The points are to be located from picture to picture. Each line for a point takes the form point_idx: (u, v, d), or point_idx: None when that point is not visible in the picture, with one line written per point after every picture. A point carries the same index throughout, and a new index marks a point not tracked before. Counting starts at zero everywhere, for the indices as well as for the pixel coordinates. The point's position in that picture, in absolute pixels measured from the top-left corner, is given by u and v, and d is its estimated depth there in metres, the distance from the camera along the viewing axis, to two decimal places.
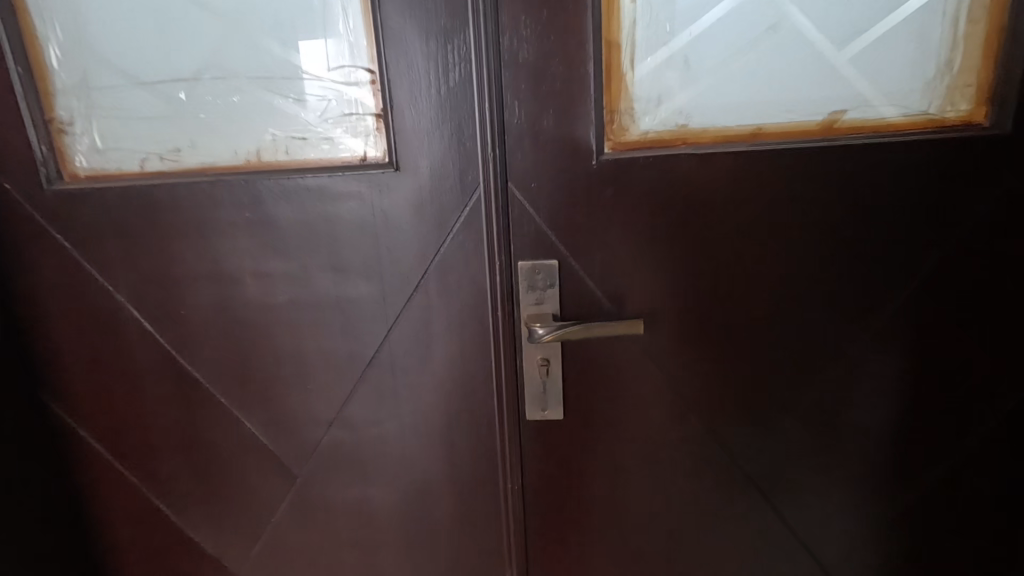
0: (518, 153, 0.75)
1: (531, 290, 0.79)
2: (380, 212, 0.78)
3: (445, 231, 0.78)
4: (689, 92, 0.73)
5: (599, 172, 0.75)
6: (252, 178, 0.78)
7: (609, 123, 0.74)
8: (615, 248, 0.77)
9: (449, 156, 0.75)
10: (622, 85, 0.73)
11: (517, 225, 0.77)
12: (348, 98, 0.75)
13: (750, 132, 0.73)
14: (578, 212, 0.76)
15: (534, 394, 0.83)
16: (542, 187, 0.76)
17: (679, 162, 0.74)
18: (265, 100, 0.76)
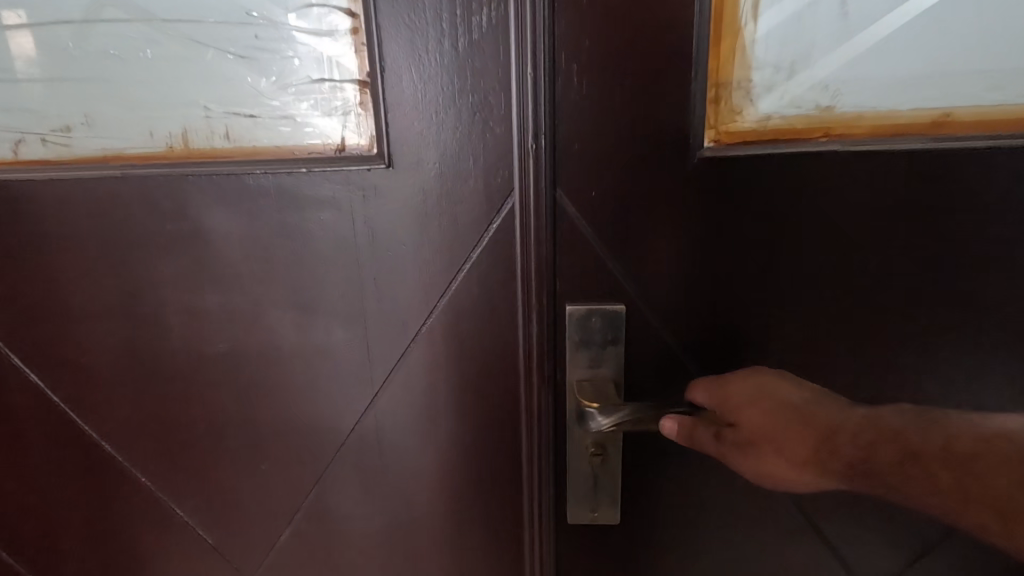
0: (572, 145, 0.49)
1: (584, 346, 0.54)
2: (363, 226, 0.53)
3: (460, 258, 0.53)
4: (843, 56, 0.47)
5: (694, 177, 0.50)
6: (176, 173, 0.53)
7: (711, 104, 0.49)
8: (711, 291, 0.52)
9: (468, 147, 0.50)
10: (737, 44, 0.47)
11: (565, 252, 0.52)
12: (314, 55, 0.49)
13: (936, 119, 0.47)
14: (660, 235, 0.51)
15: (581, 490, 0.58)
16: (607, 197, 0.51)
17: (818, 164, 0.48)
18: (190, 56, 0.51)
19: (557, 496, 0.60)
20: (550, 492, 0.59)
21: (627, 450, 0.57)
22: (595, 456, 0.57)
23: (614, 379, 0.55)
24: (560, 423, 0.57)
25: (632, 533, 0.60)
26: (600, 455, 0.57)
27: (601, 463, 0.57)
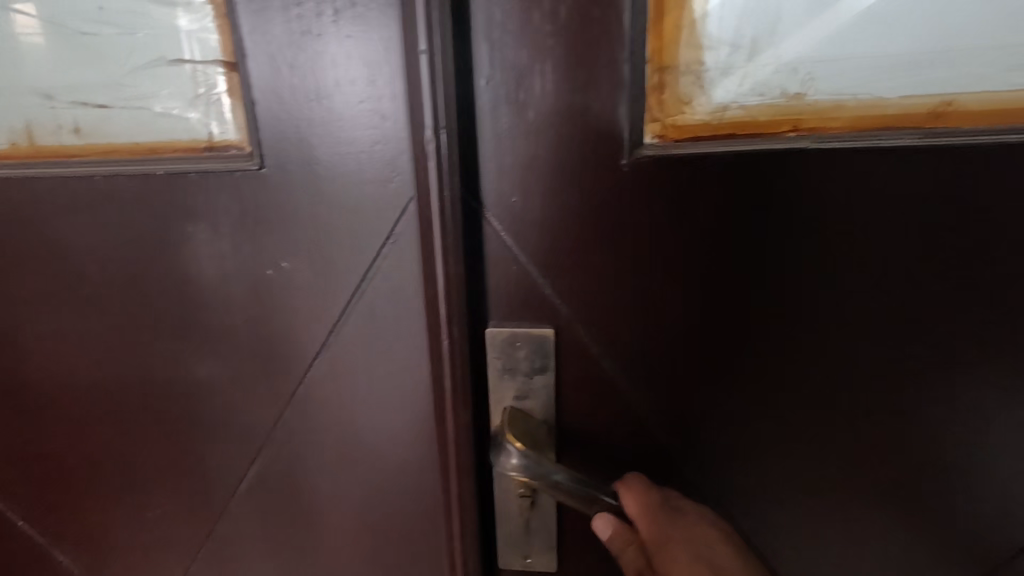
0: (488, 142, 0.41)
1: (507, 375, 0.46)
2: (231, 243, 0.42)
3: (353, 288, 0.42)
4: (815, 31, 0.37)
5: (635, 178, 0.41)
6: (19, 175, 0.44)
7: (655, 91, 0.40)
8: (657, 314, 0.43)
9: (353, 147, 0.38)
10: (685, 17, 0.38)
11: (485, 267, 0.44)
12: (160, 30, 0.39)
13: (926, 113, 0.38)
14: (595, 246, 0.42)
15: (511, 537, 0.50)
16: (532, 204, 0.42)
17: (782, 166, 0.39)
18: (23, 32, 0.42)
19: (489, 554, 0.50)
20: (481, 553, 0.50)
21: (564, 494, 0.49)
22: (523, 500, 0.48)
23: (542, 411, 0.46)
24: (485, 469, 0.48)
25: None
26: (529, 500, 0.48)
27: (530, 508, 0.48)
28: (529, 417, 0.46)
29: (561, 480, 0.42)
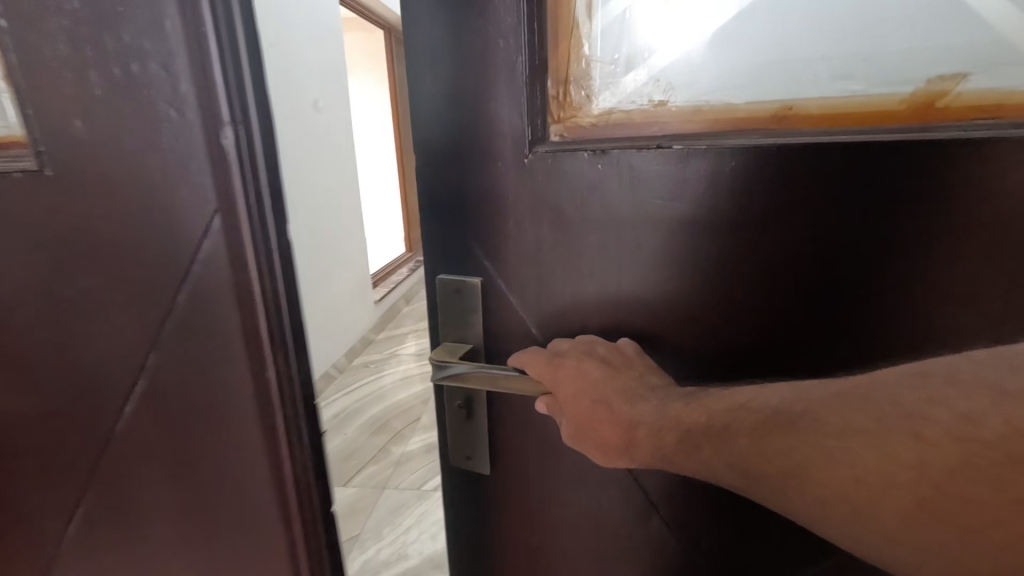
0: (432, 130, 0.50)
1: (452, 309, 0.56)
2: (133, 241, 0.59)
3: (229, 265, 0.60)
4: (675, 48, 0.44)
5: (533, 177, 0.50)
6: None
7: (558, 99, 0.48)
8: (552, 283, 0.52)
9: (212, 169, 0.56)
10: (575, 40, 0.46)
11: (438, 229, 0.54)
12: (63, 92, 0.55)
13: (776, 113, 0.43)
14: (507, 226, 0.52)
15: (455, 444, 0.61)
16: (467, 182, 0.51)
17: (637, 161, 0.46)
18: None
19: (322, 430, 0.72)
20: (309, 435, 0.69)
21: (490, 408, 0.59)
22: (460, 408, 0.59)
23: (477, 337, 0.56)
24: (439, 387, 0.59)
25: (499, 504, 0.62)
26: (466, 409, 0.59)
27: (467, 418, 0.59)
28: (464, 339, 0.57)
29: (481, 371, 0.52)
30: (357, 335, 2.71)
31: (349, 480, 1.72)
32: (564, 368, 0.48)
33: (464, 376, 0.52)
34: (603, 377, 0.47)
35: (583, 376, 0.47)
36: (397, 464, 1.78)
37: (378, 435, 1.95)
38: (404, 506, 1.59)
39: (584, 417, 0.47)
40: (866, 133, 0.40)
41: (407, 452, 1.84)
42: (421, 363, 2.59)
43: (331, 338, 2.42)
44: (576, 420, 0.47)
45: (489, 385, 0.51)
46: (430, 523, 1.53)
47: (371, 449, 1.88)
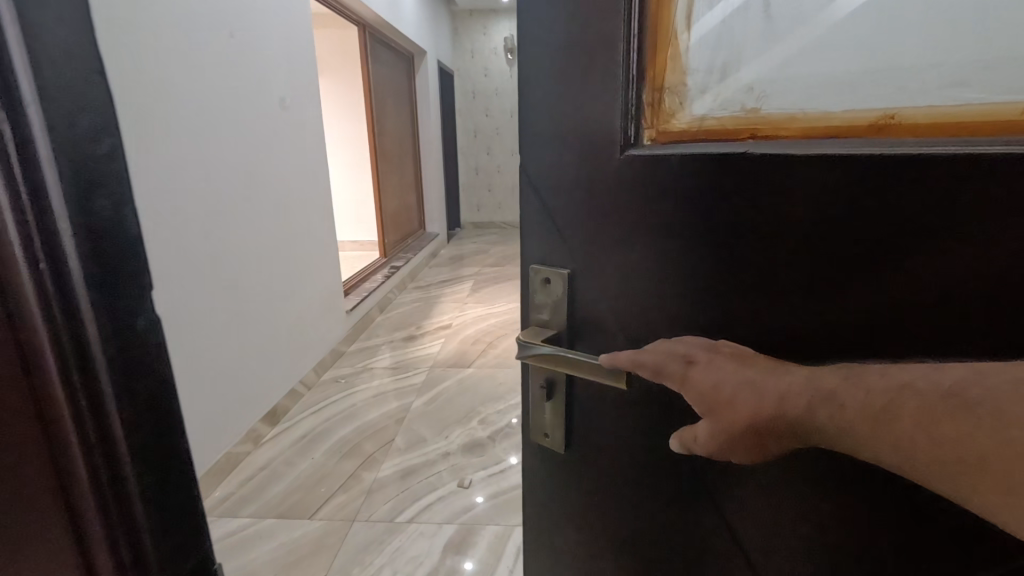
0: (535, 121, 0.50)
1: (536, 300, 0.56)
2: None
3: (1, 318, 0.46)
4: (770, 58, 0.44)
5: (615, 179, 0.47)
6: None
7: (652, 105, 0.46)
8: (631, 286, 0.50)
9: None
10: (675, 52, 0.46)
11: (531, 218, 0.54)
12: None
13: (870, 123, 0.40)
14: (589, 222, 0.50)
15: (531, 428, 0.61)
16: (563, 173, 0.50)
17: (727, 169, 0.42)
18: None
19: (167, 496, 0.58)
20: (139, 497, 0.55)
21: (566, 396, 0.58)
22: (537, 389, 0.59)
23: (557, 322, 0.56)
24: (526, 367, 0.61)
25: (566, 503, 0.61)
26: (543, 391, 0.59)
27: (544, 400, 0.59)
28: (546, 322, 0.56)
29: (556, 352, 0.53)
30: (327, 347, 2.58)
31: (314, 512, 1.57)
32: (697, 373, 0.43)
33: (551, 357, 0.53)
34: (738, 367, 0.41)
35: (719, 378, 0.41)
36: (368, 493, 1.65)
37: (348, 460, 1.82)
38: (376, 541, 1.46)
39: (738, 424, 0.40)
40: (900, 147, 0.37)
41: (380, 478, 1.72)
42: (395, 377, 2.49)
43: (299, 352, 2.28)
44: (725, 428, 0.41)
45: (567, 367, 0.52)
46: (405, 561, 1.39)
47: (339, 476, 1.74)
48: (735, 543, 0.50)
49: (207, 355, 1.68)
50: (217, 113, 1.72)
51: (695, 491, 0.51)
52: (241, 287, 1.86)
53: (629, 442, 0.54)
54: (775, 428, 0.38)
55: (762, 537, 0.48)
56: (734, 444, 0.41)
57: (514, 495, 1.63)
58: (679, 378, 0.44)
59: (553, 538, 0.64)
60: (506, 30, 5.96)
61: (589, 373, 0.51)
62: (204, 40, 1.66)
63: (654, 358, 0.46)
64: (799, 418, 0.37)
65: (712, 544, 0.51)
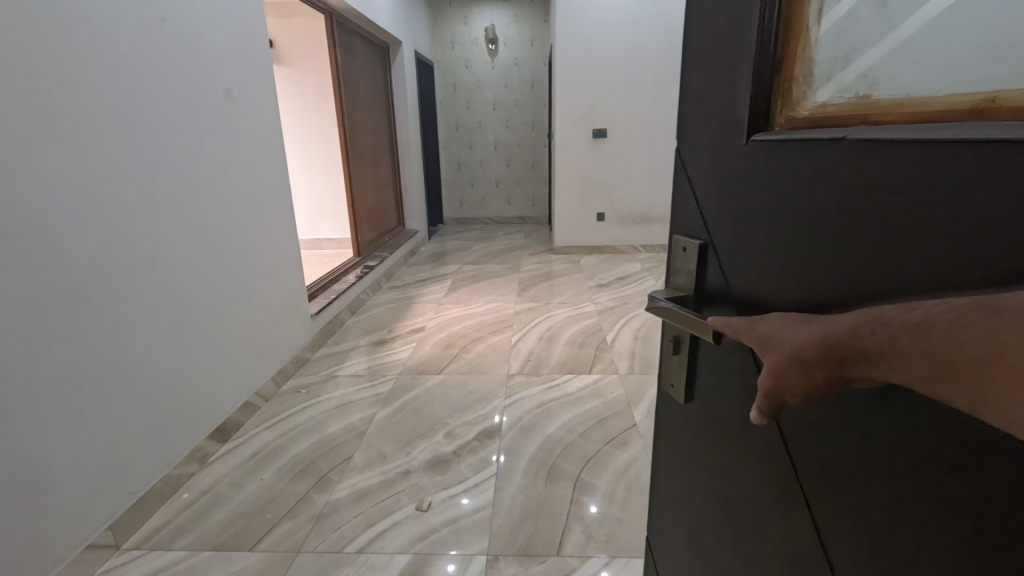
0: (700, 98, 0.53)
1: (679, 261, 0.60)
2: None
3: None
4: (894, 40, 0.37)
5: (736, 155, 0.47)
6: None
7: (782, 95, 0.43)
8: (746, 259, 0.47)
9: None
10: (807, 42, 0.42)
11: (688, 190, 0.58)
12: None
13: (971, 109, 0.29)
14: (716, 190, 0.51)
15: (665, 374, 0.70)
16: (708, 148, 0.52)
17: (818, 155, 0.36)
18: None
19: None
20: None
21: (691, 355, 0.63)
22: (670, 341, 0.67)
23: (688, 287, 0.58)
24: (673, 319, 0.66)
25: (683, 442, 0.69)
26: (674, 344, 0.66)
27: (674, 353, 0.66)
28: (679, 287, 0.60)
29: (667, 305, 0.56)
30: (289, 353, 2.44)
31: (256, 544, 1.44)
32: (762, 322, 0.39)
33: (655, 308, 0.59)
34: (801, 319, 0.36)
35: (779, 319, 0.37)
36: (318, 520, 1.52)
37: (301, 481, 1.69)
38: None
39: (783, 352, 0.35)
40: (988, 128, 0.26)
41: (332, 502, 1.59)
42: (367, 384, 2.37)
43: (256, 360, 2.14)
44: (773, 363, 0.36)
45: (674, 320, 0.55)
46: None
47: (289, 499, 1.61)
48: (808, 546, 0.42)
49: (136, 376, 1.53)
50: (143, 107, 1.57)
51: (779, 478, 0.46)
52: (182, 300, 1.72)
53: (718, 381, 0.57)
54: (812, 369, 0.33)
55: (830, 543, 0.39)
56: (781, 385, 0.36)
57: (476, 519, 1.51)
58: (745, 324, 0.41)
59: (669, 430, 0.74)
60: (486, 20, 5.78)
61: (684, 324, 0.53)
62: (124, 27, 1.51)
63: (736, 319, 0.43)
64: (840, 343, 0.31)
65: (788, 540, 0.45)
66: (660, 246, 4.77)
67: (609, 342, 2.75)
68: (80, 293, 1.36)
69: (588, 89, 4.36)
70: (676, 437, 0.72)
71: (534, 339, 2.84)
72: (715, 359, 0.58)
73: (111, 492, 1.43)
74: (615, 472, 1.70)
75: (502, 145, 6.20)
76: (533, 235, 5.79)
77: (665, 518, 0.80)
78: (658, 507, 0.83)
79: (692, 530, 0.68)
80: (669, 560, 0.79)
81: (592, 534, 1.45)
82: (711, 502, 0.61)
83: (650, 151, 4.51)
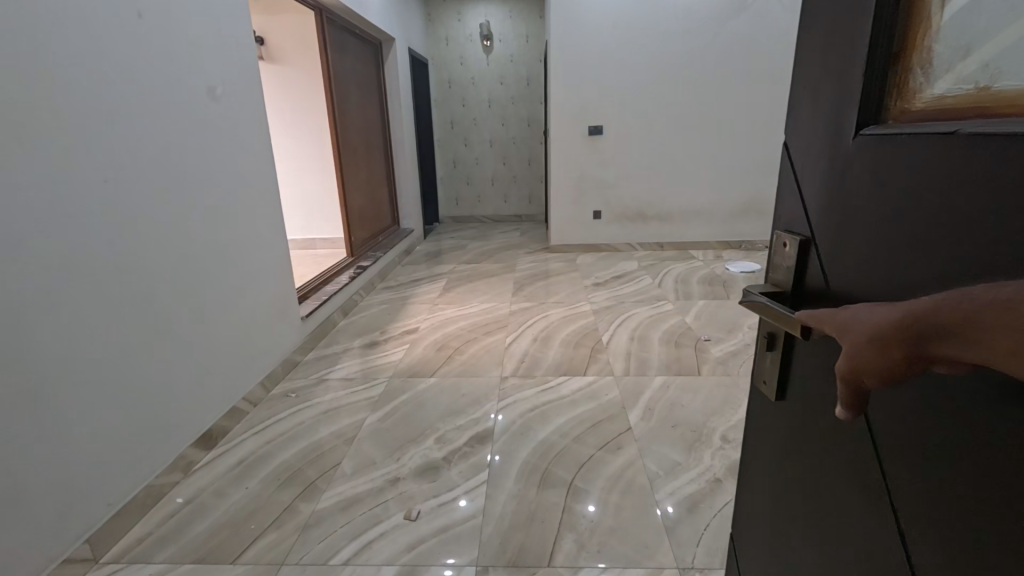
0: (807, 95, 0.54)
1: (777, 259, 0.61)
2: None
3: None
4: (1018, 29, 0.36)
5: (839, 151, 0.48)
6: None
7: (895, 87, 0.43)
8: (847, 252, 0.48)
9: None
10: (928, 32, 0.41)
11: (791, 188, 0.59)
12: None
13: None
14: (819, 185, 0.52)
15: (759, 370, 0.70)
16: (813, 145, 0.53)
17: (927, 148, 0.37)
18: None
19: None
20: None
21: (784, 351, 0.63)
22: (764, 338, 0.67)
23: (785, 284, 0.58)
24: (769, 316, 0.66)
25: (771, 438, 0.70)
26: (767, 341, 0.66)
27: (768, 349, 0.66)
28: (777, 283, 0.60)
29: (765, 303, 0.55)
30: (280, 355, 2.40)
31: (240, 556, 1.40)
32: (843, 311, 0.42)
33: (749, 303, 0.59)
34: (881, 307, 0.38)
35: (864, 305, 0.40)
36: (304, 530, 1.48)
37: (289, 488, 1.66)
38: None
39: (862, 337, 0.38)
40: None
41: (318, 511, 1.55)
42: (364, 386, 2.34)
43: (245, 362, 2.11)
44: (851, 350, 0.39)
45: (769, 317, 0.54)
46: None
47: (276, 507, 1.57)
48: (893, 518, 0.45)
49: (113, 383, 1.48)
50: (120, 106, 1.52)
51: (867, 458, 0.48)
52: (162, 304, 1.67)
53: (816, 372, 0.57)
54: (893, 352, 0.35)
55: (917, 513, 0.42)
56: (861, 364, 0.38)
57: (465, 528, 1.47)
58: (825, 313, 0.44)
59: (759, 423, 0.74)
60: (480, 16, 5.73)
61: (778, 322, 0.52)
62: (97, 22, 1.45)
63: (816, 312, 0.45)
64: (920, 323, 0.34)
65: (875, 516, 0.48)
66: (657, 244, 4.73)
67: (605, 342, 2.72)
68: (51, 298, 1.31)
69: (582, 86, 4.31)
70: (763, 434, 0.72)
71: (529, 339, 2.80)
72: (815, 353, 0.57)
73: (91, 501, 1.39)
74: (609, 477, 1.66)
75: (498, 143, 6.15)
76: (529, 233, 5.74)
77: (750, 513, 0.79)
78: (741, 502, 0.82)
79: (777, 524, 0.69)
80: (751, 554, 0.79)
81: (584, 543, 1.41)
82: (799, 496, 0.62)
83: (646, 148, 4.46)
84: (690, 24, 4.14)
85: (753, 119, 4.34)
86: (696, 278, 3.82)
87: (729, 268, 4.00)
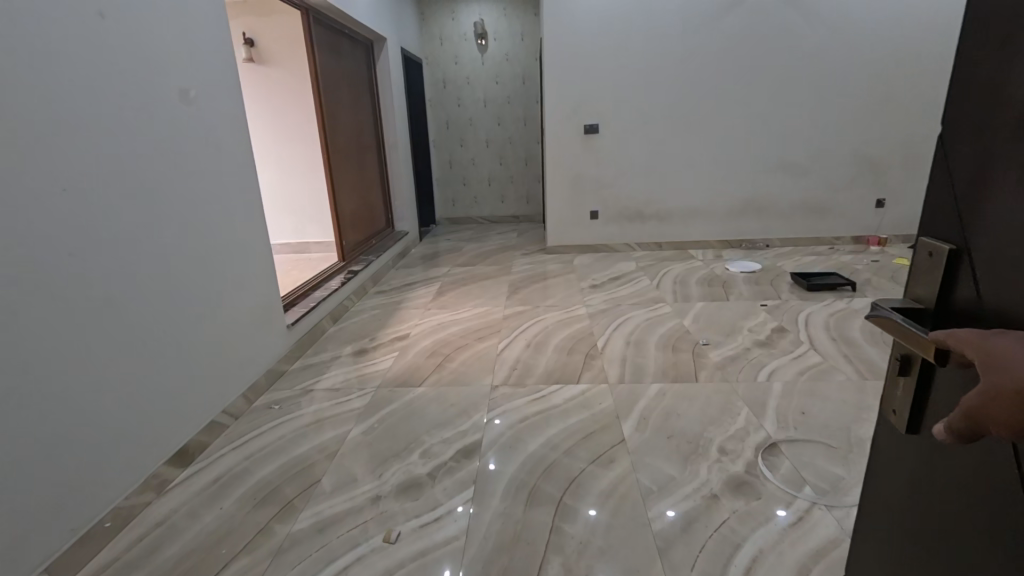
0: (964, 87, 0.48)
1: (926, 269, 0.53)
2: None
3: None
4: None
5: (1009, 147, 0.42)
6: None
7: None
8: (1016, 266, 0.42)
9: None
10: None
11: (938, 191, 0.53)
12: None
13: None
14: (979, 187, 0.46)
15: (888, 398, 0.60)
16: (972, 142, 0.47)
17: None
18: None
19: None
20: None
21: (922, 379, 0.53)
22: (895, 360, 0.57)
23: (926, 299, 0.52)
24: None
25: (897, 472, 0.60)
26: (900, 364, 0.56)
27: (901, 374, 0.57)
28: (917, 297, 0.54)
29: (898, 319, 0.50)
30: (264, 363, 2.34)
31: None
32: (997, 339, 0.38)
33: (877, 318, 0.54)
34: None
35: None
36: (278, 554, 1.41)
37: (264, 508, 1.58)
38: None
39: (999, 384, 0.35)
40: None
41: (294, 533, 1.48)
42: (359, 396, 2.26)
43: (225, 375, 2.04)
44: (986, 388, 0.36)
45: (899, 334, 0.50)
46: None
47: (250, 529, 1.50)
48: None
49: (78, 403, 1.41)
50: (83, 113, 1.46)
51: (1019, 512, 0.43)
52: (133, 320, 1.60)
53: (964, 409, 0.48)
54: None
55: None
56: (990, 409, 0.36)
57: (446, 550, 1.40)
58: (972, 336, 0.40)
59: (880, 462, 0.64)
60: (475, 15, 5.65)
61: (906, 339, 0.48)
62: (56, 25, 1.39)
63: (960, 334, 0.41)
64: None
65: None
66: (656, 244, 4.63)
67: (599, 348, 2.63)
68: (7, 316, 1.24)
69: (577, 84, 4.23)
70: (886, 466, 0.63)
71: (521, 345, 2.72)
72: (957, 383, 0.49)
73: (58, 526, 1.34)
74: (600, 494, 1.58)
75: (495, 143, 6.07)
76: (525, 234, 5.66)
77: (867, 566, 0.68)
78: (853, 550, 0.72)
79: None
80: None
81: (572, 566, 1.34)
82: (931, 536, 0.54)
83: (643, 147, 4.37)
84: (684, 19, 4.05)
85: (750, 115, 4.24)
86: (695, 279, 3.73)
87: (730, 268, 3.90)
